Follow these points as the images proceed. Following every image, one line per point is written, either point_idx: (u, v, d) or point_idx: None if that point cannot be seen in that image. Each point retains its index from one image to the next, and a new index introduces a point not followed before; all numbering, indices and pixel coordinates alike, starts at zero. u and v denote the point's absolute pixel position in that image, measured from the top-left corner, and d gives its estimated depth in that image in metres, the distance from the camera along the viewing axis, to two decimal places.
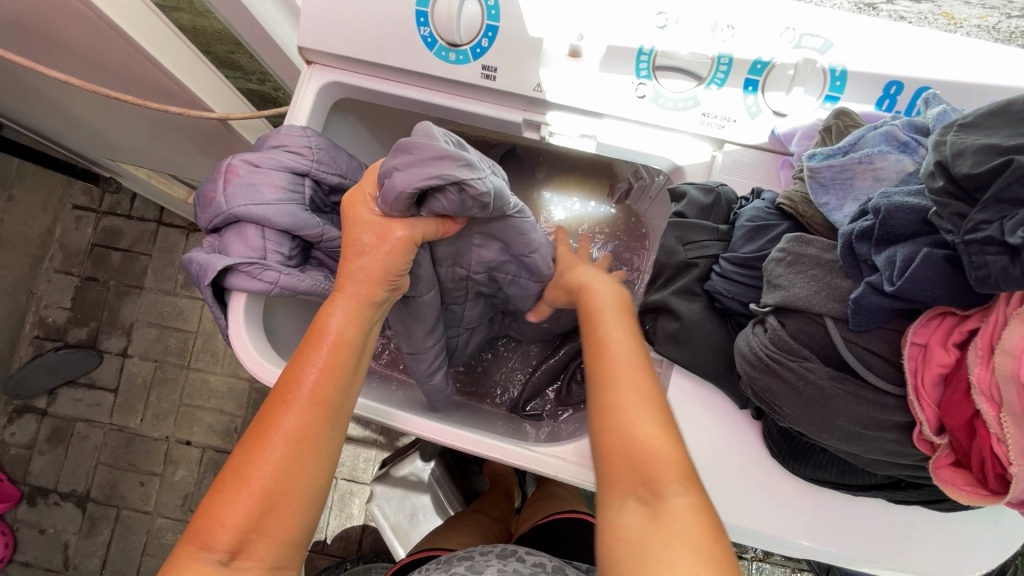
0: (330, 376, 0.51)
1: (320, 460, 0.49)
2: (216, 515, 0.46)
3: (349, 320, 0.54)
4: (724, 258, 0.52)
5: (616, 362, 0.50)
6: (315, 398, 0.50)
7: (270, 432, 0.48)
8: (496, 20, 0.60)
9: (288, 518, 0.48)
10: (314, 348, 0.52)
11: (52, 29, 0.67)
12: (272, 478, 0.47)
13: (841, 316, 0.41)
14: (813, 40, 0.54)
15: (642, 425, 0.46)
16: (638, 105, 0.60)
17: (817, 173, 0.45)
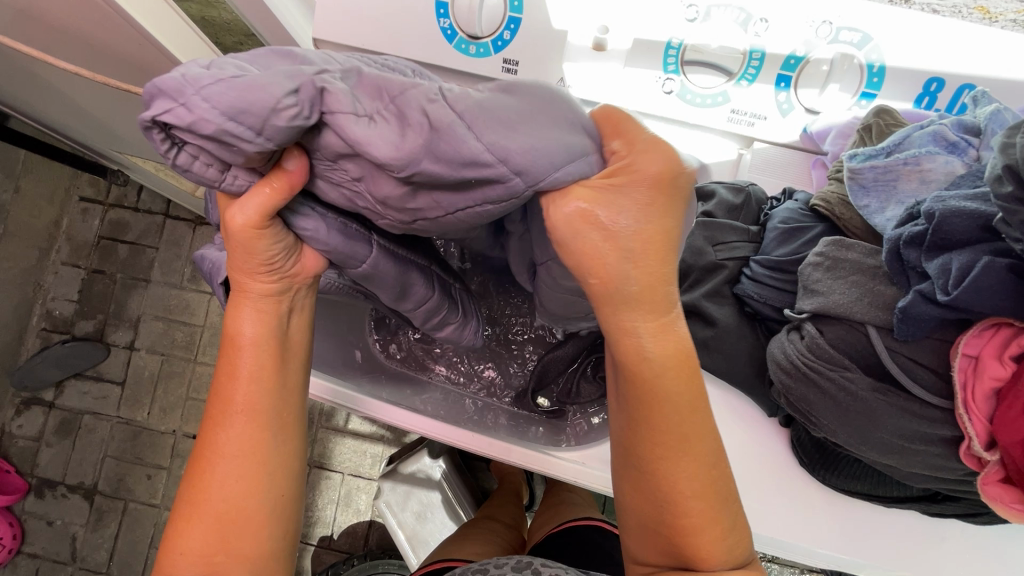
0: (257, 386, 0.48)
1: (271, 473, 0.49)
2: (179, 543, 0.47)
3: (257, 324, 0.48)
4: (755, 261, 0.51)
5: (681, 472, 0.43)
6: (242, 413, 0.48)
7: (210, 452, 0.48)
8: (518, 12, 0.58)
9: (252, 534, 0.48)
10: (230, 362, 0.48)
11: (60, 19, 0.66)
12: (225, 498, 0.47)
13: (885, 325, 0.39)
14: (852, 34, 0.52)
15: (708, 540, 0.43)
16: (665, 101, 0.58)
17: (858, 174, 0.44)
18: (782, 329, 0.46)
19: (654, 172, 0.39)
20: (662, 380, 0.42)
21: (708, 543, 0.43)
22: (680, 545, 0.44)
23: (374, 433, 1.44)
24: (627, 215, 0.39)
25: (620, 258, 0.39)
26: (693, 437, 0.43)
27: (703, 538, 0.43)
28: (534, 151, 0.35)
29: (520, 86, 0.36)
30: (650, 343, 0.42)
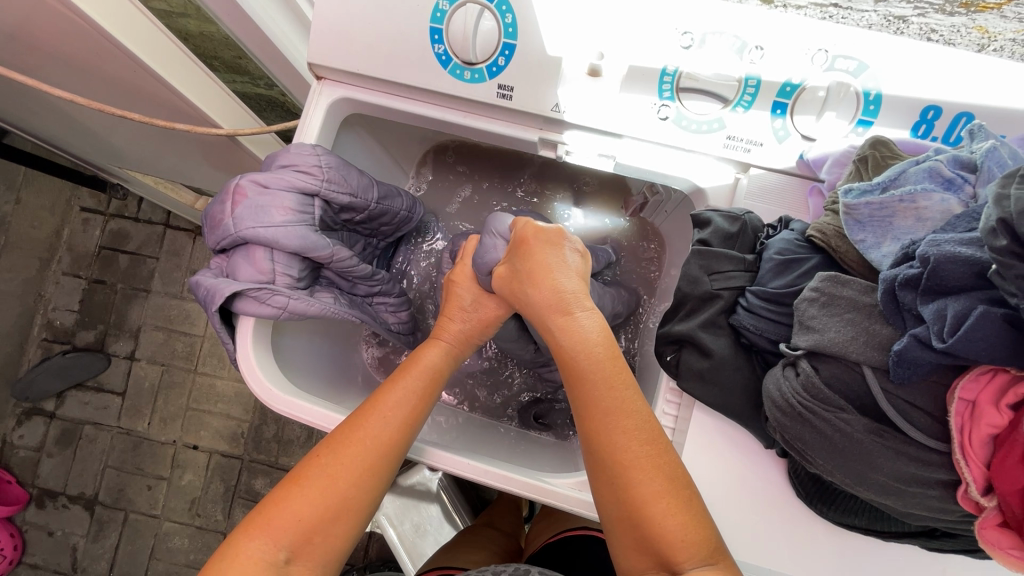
0: (421, 400, 0.58)
1: (389, 476, 0.55)
2: (283, 505, 0.50)
3: (440, 360, 0.62)
4: (752, 292, 0.50)
5: (626, 449, 0.49)
6: (403, 417, 0.56)
7: (362, 437, 0.53)
8: (512, 38, 0.58)
9: (351, 521, 0.51)
10: (409, 375, 0.59)
11: (54, 43, 0.66)
12: (355, 483, 0.51)
13: (881, 366, 0.39)
14: (847, 62, 0.52)
15: (663, 515, 0.46)
16: (660, 126, 0.58)
17: (853, 210, 0.43)
18: (777, 363, 0.46)
19: (531, 230, 0.61)
20: (587, 365, 0.52)
21: (665, 516, 0.46)
22: (642, 518, 0.47)
23: None
24: (524, 260, 0.60)
25: (524, 288, 0.59)
26: (628, 415, 0.50)
27: (661, 511, 0.46)
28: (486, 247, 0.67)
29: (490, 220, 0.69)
30: (562, 338, 0.55)
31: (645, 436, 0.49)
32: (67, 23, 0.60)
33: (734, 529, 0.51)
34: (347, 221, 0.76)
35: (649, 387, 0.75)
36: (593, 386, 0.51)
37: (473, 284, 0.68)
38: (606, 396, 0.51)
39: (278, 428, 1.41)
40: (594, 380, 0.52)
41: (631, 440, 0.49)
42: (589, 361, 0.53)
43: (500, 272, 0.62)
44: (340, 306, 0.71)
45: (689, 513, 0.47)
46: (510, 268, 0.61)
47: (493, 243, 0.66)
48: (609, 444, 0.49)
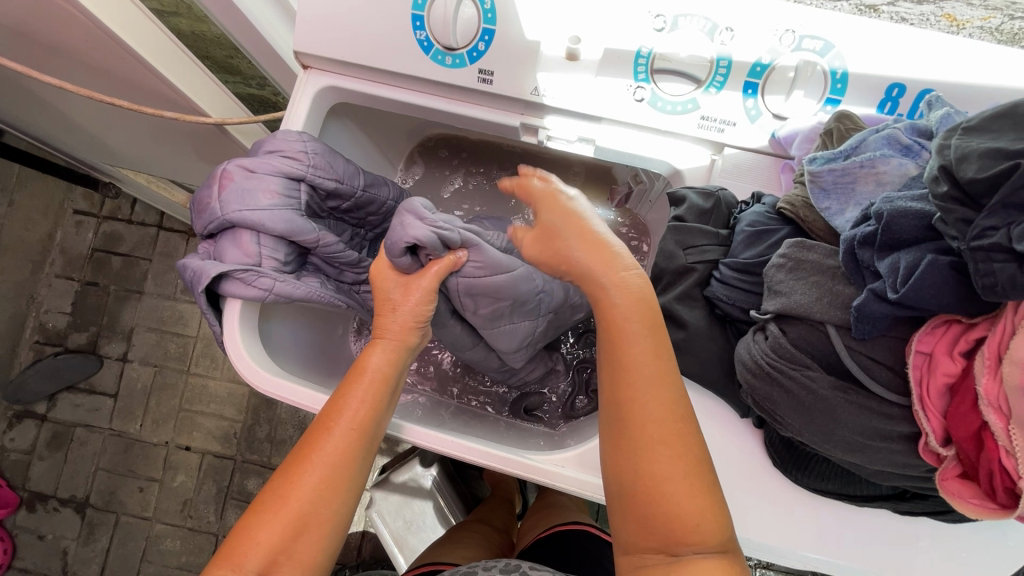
0: (371, 405, 0.56)
1: (352, 487, 0.53)
2: (247, 536, 0.50)
3: (386, 360, 0.60)
4: (724, 264, 0.51)
5: (657, 421, 0.45)
6: (350, 428, 0.54)
7: (311, 455, 0.52)
8: (492, 24, 0.59)
9: (318, 539, 0.51)
10: (355, 381, 0.57)
11: (44, 32, 0.67)
12: (308, 502, 0.51)
13: (844, 324, 0.40)
14: (813, 42, 0.54)
15: (677, 495, 0.44)
16: (636, 108, 0.59)
17: (817, 178, 0.45)
18: (749, 331, 0.47)
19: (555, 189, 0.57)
20: (634, 334, 0.48)
21: (682, 500, 0.44)
22: (656, 497, 0.44)
23: None
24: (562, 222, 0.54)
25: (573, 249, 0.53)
26: (663, 384, 0.47)
27: (676, 494, 0.44)
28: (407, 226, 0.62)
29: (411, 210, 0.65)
30: (619, 295, 0.50)
31: (677, 413, 0.46)
32: (58, 12, 0.61)
33: None
34: (334, 208, 0.77)
35: None
36: (635, 354, 0.47)
37: (392, 272, 0.66)
38: (643, 362, 0.47)
39: (270, 428, 1.41)
40: (636, 349, 0.47)
41: (665, 412, 0.46)
42: (645, 330, 0.48)
43: (531, 238, 0.57)
44: (327, 291, 0.72)
45: (707, 500, 0.44)
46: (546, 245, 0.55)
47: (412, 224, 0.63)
48: (637, 411, 0.46)
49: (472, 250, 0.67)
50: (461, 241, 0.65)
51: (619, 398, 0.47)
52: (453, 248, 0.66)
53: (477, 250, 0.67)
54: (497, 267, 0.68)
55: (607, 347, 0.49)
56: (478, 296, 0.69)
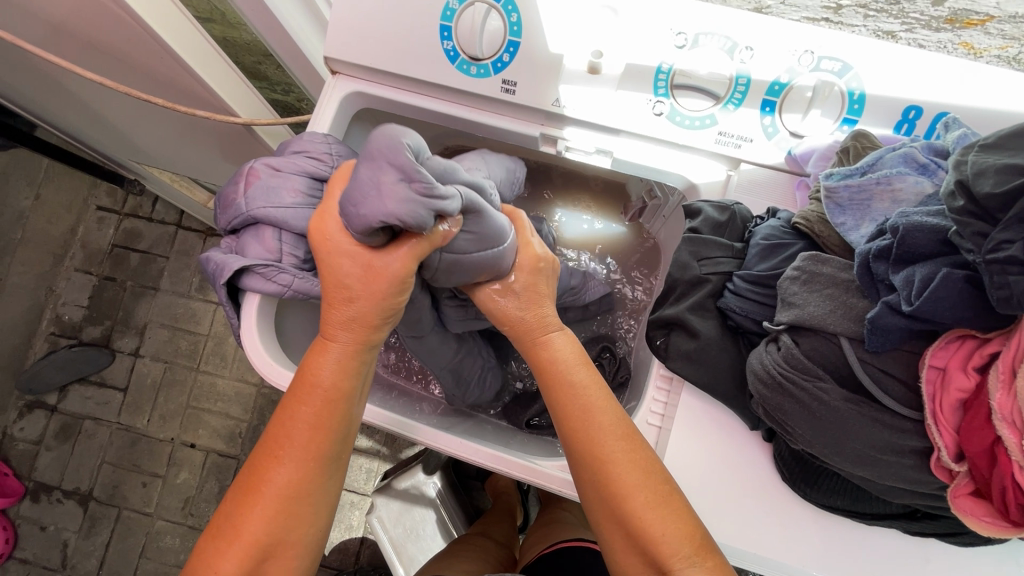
0: (318, 430, 0.50)
1: (315, 509, 0.52)
2: (209, 563, 0.49)
3: (339, 376, 0.51)
4: (739, 276, 0.52)
5: (602, 440, 0.49)
6: (300, 455, 0.50)
7: (262, 488, 0.50)
8: (517, 36, 0.61)
9: (288, 562, 0.51)
10: (302, 405, 0.50)
11: (88, 30, 0.69)
12: (263, 532, 0.49)
13: (857, 337, 0.40)
14: (832, 63, 0.55)
15: (643, 509, 0.47)
16: (655, 122, 0.61)
17: (833, 194, 0.46)
18: (761, 342, 0.48)
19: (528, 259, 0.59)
20: (564, 366, 0.53)
21: (649, 512, 0.47)
22: (626, 513, 0.48)
23: (370, 448, 1.45)
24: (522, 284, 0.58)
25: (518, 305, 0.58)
26: (600, 409, 0.51)
27: (644, 508, 0.47)
28: (395, 200, 0.39)
29: (399, 163, 0.39)
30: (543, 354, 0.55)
31: (620, 430, 0.50)
32: (104, 10, 0.63)
33: (718, 511, 0.52)
34: None
35: (643, 383, 0.77)
36: (569, 387, 0.52)
37: (349, 244, 0.48)
38: (574, 392, 0.52)
39: None
40: (568, 380, 0.52)
41: (615, 429, 0.50)
42: (580, 366, 0.53)
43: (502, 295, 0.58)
44: None
45: (670, 508, 0.47)
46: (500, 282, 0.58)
47: (399, 193, 0.39)
48: (589, 431, 0.50)
49: (470, 218, 0.51)
50: (462, 208, 0.48)
51: (570, 429, 0.51)
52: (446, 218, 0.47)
53: (477, 218, 0.51)
54: (492, 241, 0.54)
55: (547, 378, 0.54)
56: (458, 273, 0.56)
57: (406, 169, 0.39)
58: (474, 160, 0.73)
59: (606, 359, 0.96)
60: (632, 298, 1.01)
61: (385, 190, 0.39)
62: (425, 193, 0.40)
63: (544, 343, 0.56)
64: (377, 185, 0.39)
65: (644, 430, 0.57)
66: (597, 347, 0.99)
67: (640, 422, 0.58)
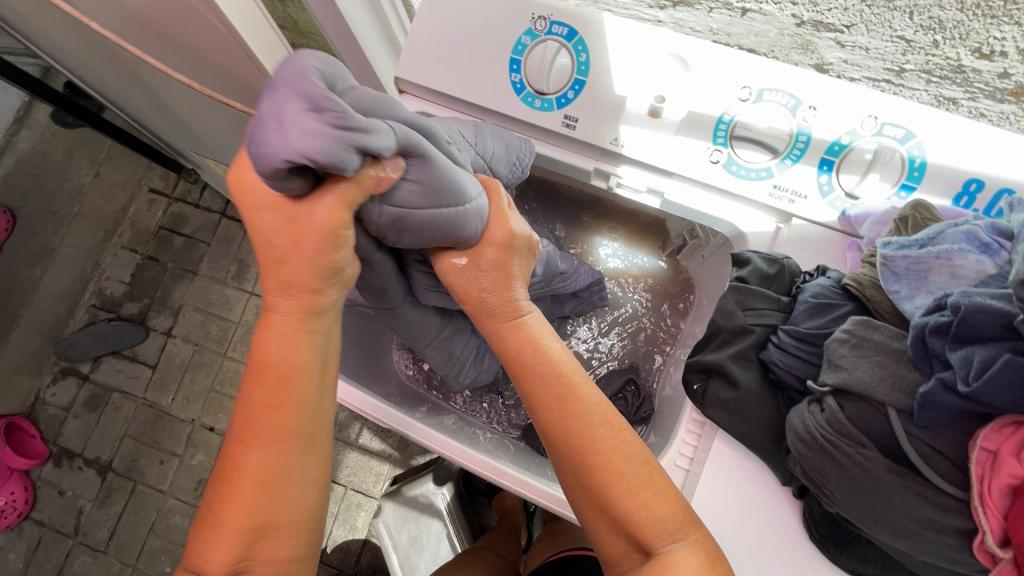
0: (277, 409, 0.47)
1: (297, 489, 0.49)
2: (205, 549, 0.48)
3: (291, 350, 0.46)
4: (784, 330, 0.53)
5: (581, 430, 0.49)
6: (264, 439, 0.47)
7: (235, 473, 0.47)
8: (584, 75, 0.64)
9: (278, 548, 0.49)
10: (258, 384, 0.47)
11: (183, 34, 0.74)
12: (246, 519, 0.47)
13: (905, 409, 0.41)
14: (895, 130, 0.56)
15: (625, 497, 0.47)
16: (711, 169, 0.62)
17: (890, 261, 0.46)
18: (803, 400, 0.48)
19: (499, 237, 0.54)
20: (532, 356, 0.52)
21: (631, 500, 0.47)
22: (608, 503, 0.48)
23: (382, 450, 1.47)
24: (490, 263, 0.54)
25: (484, 287, 0.54)
26: (580, 399, 0.50)
27: (626, 496, 0.47)
28: (306, 133, 0.34)
29: (307, 88, 0.34)
30: (509, 341, 0.53)
31: (600, 417, 0.50)
32: (201, 19, 0.67)
33: (744, 564, 0.51)
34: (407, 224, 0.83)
35: (670, 421, 0.77)
36: (541, 376, 0.51)
37: (270, 194, 0.42)
38: (550, 384, 0.50)
39: None
40: (543, 370, 0.51)
41: (594, 417, 0.49)
42: (555, 352, 0.52)
43: (469, 276, 0.54)
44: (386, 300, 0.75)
45: (651, 489, 0.48)
46: (467, 257, 0.54)
47: (307, 122, 0.34)
48: (568, 423, 0.49)
49: (412, 162, 0.44)
50: (397, 147, 0.42)
51: (549, 423, 0.50)
52: (380, 159, 0.41)
53: (422, 163, 0.44)
54: (445, 196, 0.47)
55: (517, 371, 0.53)
56: (409, 234, 0.49)
57: (315, 95, 0.34)
58: (464, 125, 0.62)
59: (630, 392, 0.95)
60: (661, 334, 1.01)
61: (294, 120, 0.34)
62: (338, 124, 0.35)
63: (506, 332, 0.54)
64: (286, 117, 0.34)
65: (670, 471, 0.57)
66: (622, 378, 0.99)
67: (667, 462, 0.57)
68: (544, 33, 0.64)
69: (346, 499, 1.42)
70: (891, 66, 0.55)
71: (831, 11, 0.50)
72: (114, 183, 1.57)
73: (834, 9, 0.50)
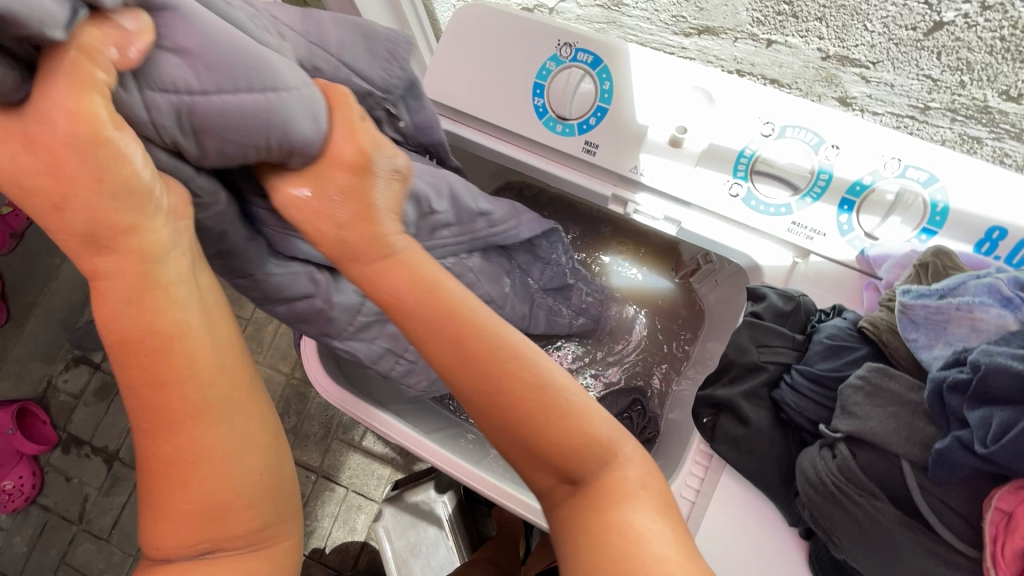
0: (160, 377, 0.35)
1: (233, 453, 0.38)
2: (157, 546, 0.38)
3: (147, 303, 0.34)
4: (797, 370, 0.52)
5: (485, 369, 0.37)
6: (176, 403, 0.36)
7: (151, 459, 0.36)
8: (606, 103, 0.64)
9: (241, 525, 0.39)
10: (122, 360, 0.35)
11: None
12: (189, 501, 0.36)
13: (919, 462, 0.40)
14: (918, 173, 0.56)
15: (557, 438, 0.38)
16: (730, 202, 0.62)
17: (909, 309, 0.46)
18: (814, 444, 0.47)
19: (349, 155, 0.38)
20: (407, 303, 0.38)
21: (563, 442, 0.38)
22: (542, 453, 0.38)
23: (385, 454, 1.47)
24: (341, 190, 0.38)
25: (335, 224, 0.38)
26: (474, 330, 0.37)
27: (556, 439, 0.38)
28: None
29: None
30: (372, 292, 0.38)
31: (505, 348, 0.38)
32: None
33: None
34: None
35: (676, 447, 0.76)
36: (433, 327, 0.37)
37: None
38: (438, 327, 0.37)
39: (297, 420, 1.49)
40: (430, 316, 0.37)
41: (495, 346, 0.37)
42: (449, 284, 0.39)
43: (316, 212, 0.39)
44: None
45: (579, 418, 0.38)
46: (311, 185, 0.39)
47: None
48: (462, 366, 0.37)
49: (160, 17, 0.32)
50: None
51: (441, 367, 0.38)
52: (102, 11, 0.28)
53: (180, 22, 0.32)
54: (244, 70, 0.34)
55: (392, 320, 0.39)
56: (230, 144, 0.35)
57: None
58: (286, 12, 0.45)
59: (636, 412, 0.94)
60: (668, 354, 1.00)
61: None
62: None
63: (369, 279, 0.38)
64: None
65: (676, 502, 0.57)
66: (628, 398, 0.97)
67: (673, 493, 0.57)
68: (569, 60, 0.64)
69: (347, 501, 1.42)
70: (916, 103, 0.60)
71: (857, 47, 0.58)
72: None
73: (861, 45, 0.57)
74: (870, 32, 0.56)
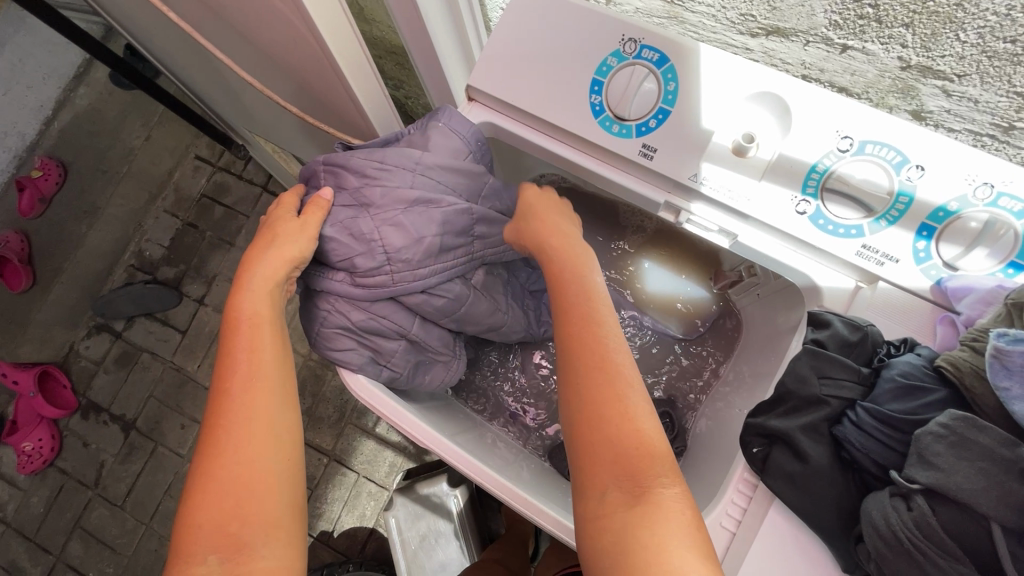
0: (253, 353, 0.54)
1: (277, 429, 0.51)
2: (195, 510, 0.46)
3: (261, 302, 0.58)
4: (863, 406, 0.49)
5: (592, 342, 0.50)
6: (245, 399, 0.51)
7: (223, 422, 0.50)
8: (669, 105, 0.60)
9: (266, 501, 0.47)
10: (234, 339, 0.55)
11: (265, 37, 0.73)
12: (242, 463, 0.48)
13: (1011, 527, 0.38)
14: (1012, 202, 0.51)
15: (628, 415, 0.46)
16: (796, 220, 0.58)
17: (1003, 354, 0.42)
18: (882, 489, 0.45)
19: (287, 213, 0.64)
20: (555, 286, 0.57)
21: (627, 420, 0.46)
22: (610, 425, 0.45)
23: (398, 443, 1.46)
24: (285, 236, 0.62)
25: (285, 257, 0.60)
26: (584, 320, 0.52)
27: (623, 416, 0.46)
28: None
29: None
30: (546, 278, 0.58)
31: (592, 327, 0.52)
32: (297, 36, 0.66)
33: None
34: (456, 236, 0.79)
35: (708, 469, 0.73)
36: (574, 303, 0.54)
37: None
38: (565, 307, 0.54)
39: (312, 403, 1.48)
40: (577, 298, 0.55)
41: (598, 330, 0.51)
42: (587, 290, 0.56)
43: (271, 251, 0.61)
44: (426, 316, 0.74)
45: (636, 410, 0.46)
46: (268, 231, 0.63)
47: None
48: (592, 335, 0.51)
49: None
50: None
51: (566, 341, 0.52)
52: None
53: None
54: None
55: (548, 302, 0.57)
56: None
57: None
58: None
59: (663, 424, 0.92)
60: (697, 364, 0.97)
61: None
62: None
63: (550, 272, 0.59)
64: None
65: (714, 532, 0.54)
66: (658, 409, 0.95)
67: (712, 522, 0.54)
68: (633, 56, 0.60)
69: (358, 487, 1.41)
70: (1000, 121, 0.53)
71: (943, 58, 0.49)
72: (163, 146, 1.59)
73: (947, 57, 0.48)
74: (961, 43, 0.46)
